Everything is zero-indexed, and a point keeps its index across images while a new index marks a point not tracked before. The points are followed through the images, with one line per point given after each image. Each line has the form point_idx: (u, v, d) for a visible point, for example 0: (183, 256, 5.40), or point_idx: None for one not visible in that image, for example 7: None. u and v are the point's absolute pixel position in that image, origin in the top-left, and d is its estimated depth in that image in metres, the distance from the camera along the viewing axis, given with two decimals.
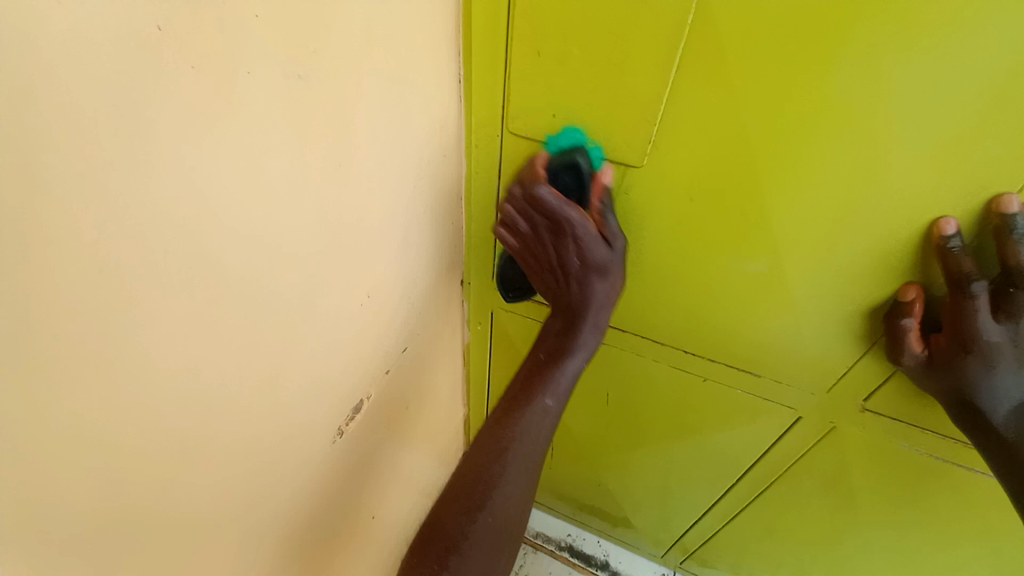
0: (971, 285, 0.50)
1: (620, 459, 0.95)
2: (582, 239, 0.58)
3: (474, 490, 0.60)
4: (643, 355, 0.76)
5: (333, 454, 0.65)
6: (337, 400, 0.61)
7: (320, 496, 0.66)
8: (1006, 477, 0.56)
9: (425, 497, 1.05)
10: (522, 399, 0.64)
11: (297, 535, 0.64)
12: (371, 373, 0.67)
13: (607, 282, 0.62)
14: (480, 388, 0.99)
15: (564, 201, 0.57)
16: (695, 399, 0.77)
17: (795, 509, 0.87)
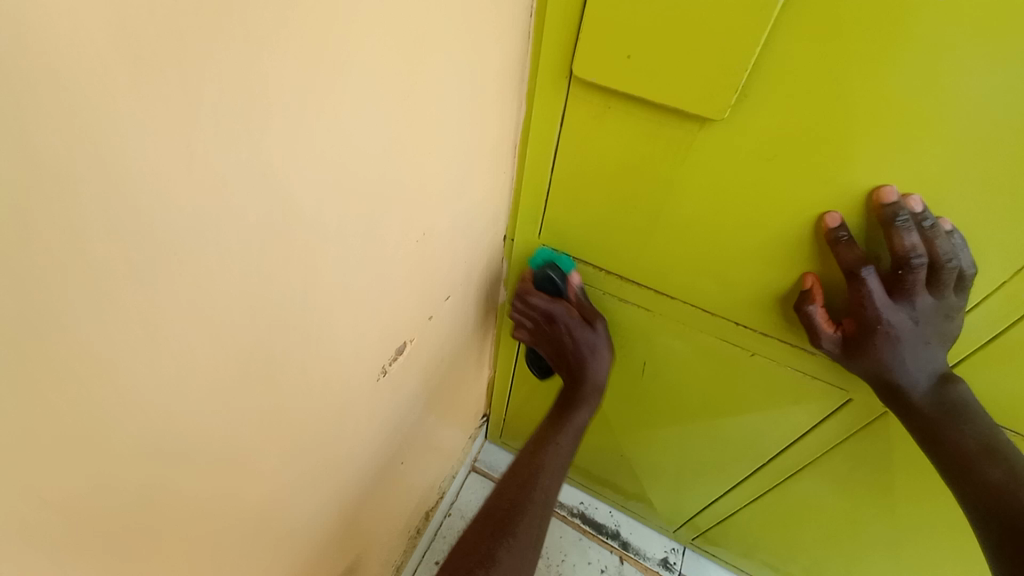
0: (864, 269, 0.52)
1: (647, 431, 0.94)
2: (570, 327, 0.76)
3: (524, 475, 0.73)
4: (688, 327, 0.72)
5: (369, 400, 0.64)
6: (379, 341, 0.60)
7: (352, 441, 0.65)
8: (932, 451, 0.57)
9: (446, 452, 1.06)
10: (540, 444, 0.77)
11: (329, 477, 0.64)
12: (411, 321, 0.65)
13: (598, 356, 0.77)
14: (509, 349, 0.98)
15: (551, 299, 0.76)
16: (739, 376, 0.75)
17: (826, 499, 0.84)
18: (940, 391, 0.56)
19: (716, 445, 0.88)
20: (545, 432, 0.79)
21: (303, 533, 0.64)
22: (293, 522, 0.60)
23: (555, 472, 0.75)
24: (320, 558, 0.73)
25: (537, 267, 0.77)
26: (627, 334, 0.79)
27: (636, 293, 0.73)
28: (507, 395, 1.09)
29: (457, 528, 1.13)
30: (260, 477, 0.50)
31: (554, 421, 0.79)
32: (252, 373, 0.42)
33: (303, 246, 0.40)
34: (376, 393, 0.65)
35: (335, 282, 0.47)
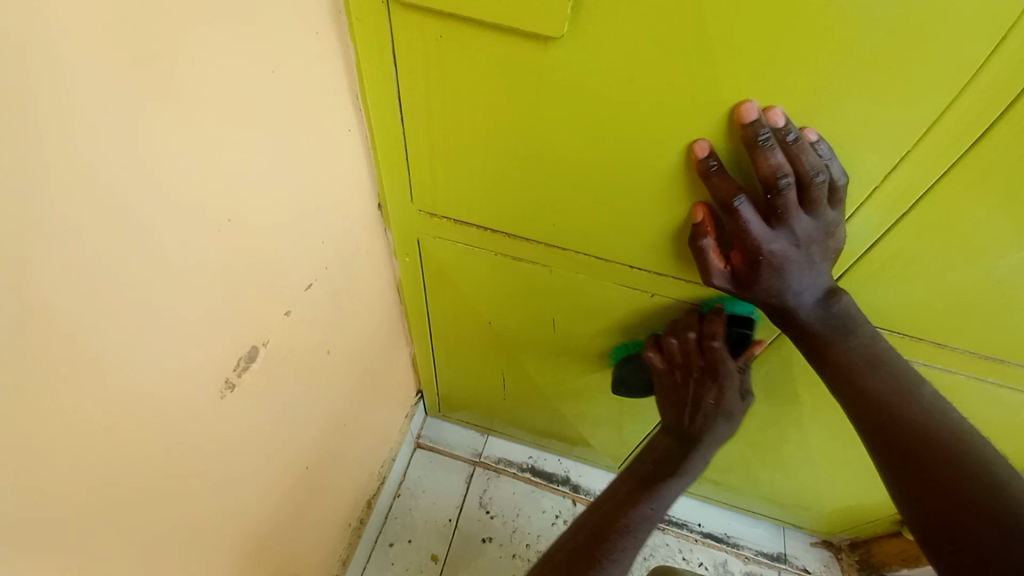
0: (735, 199, 0.48)
1: (574, 383, 0.93)
2: (725, 385, 0.67)
3: (614, 522, 0.67)
4: (585, 277, 0.69)
5: (253, 418, 0.56)
6: (238, 354, 0.50)
7: (246, 466, 0.57)
8: (822, 369, 0.57)
9: (379, 437, 1.01)
10: (630, 507, 0.68)
11: (226, 510, 0.57)
12: (281, 323, 0.56)
13: (729, 425, 0.69)
14: (421, 326, 0.92)
15: (728, 352, 0.66)
16: (645, 320, 0.73)
17: (746, 418, 0.87)
18: (826, 308, 0.55)
19: None
20: (644, 477, 0.71)
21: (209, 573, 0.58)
22: (189, 567, 0.53)
23: (650, 516, 0.68)
24: None
25: (733, 313, 0.66)
26: (528, 292, 0.74)
27: (526, 249, 0.67)
28: (433, 369, 1.05)
29: (407, 507, 1.11)
30: (113, 541, 0.42)
31: (642, 483, 0.70)
32: (35, 434, 0.33)
33: (41, 263, 0.31)
34: (263, 410, 0.57)
35: (138, 304, 0.38)
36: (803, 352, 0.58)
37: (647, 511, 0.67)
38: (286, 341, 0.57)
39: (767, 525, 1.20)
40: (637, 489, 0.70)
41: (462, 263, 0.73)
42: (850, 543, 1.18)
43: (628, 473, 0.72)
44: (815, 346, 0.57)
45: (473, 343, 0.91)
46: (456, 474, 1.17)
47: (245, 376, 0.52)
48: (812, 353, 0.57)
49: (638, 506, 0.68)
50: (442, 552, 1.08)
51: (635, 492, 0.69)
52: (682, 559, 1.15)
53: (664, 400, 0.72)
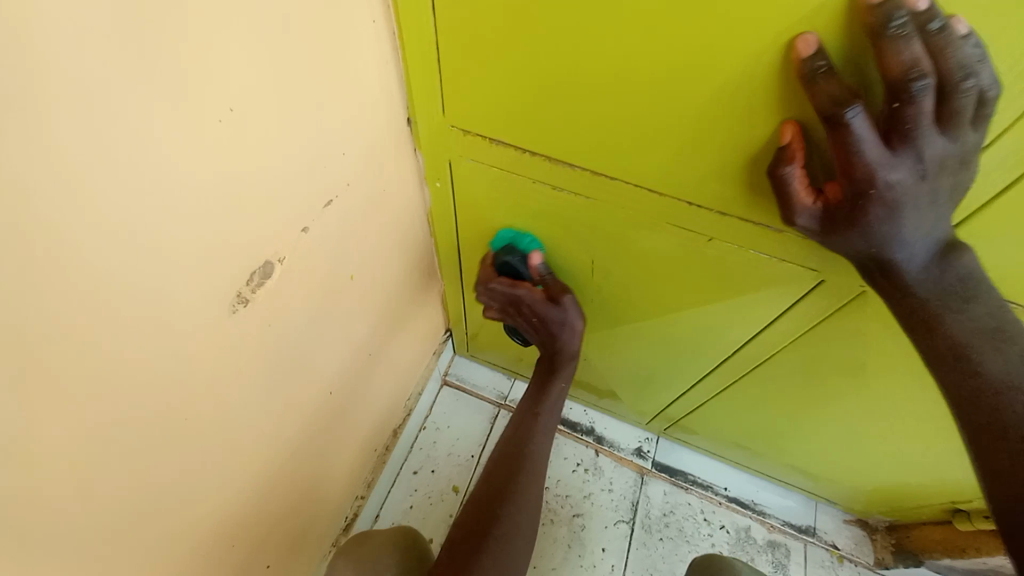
0: (847, 109, 0.38)
1: (609, 331, 0.88)
2: (535, 304, 0.76)
3: (518, 438, 0.84)
4: (631, 212, 0.60)
5: (269, 335, 0.55)
6: (256, 267, 0.49)
7: (263, 380, 0.57)
8: (921, 336, 0.47)
9: (405, 371, 1.02)
10: (527, 425, 0.85)
11: (244, 420, 0.57)
12: (300, 238, 0.53)
13: (569, 324, 0.77)
14: (451, 262, 0.88)
15: (513, 283, 0.76)
16: (697, 267, 0.64)
17: (793, 385, 0.80)
18: (943, 263, 0.45)
19: (679, 340, 0.81)
20: (534, 394, 0.88)
21: (232, 479, 0.59)
22: (210, 471, 0.55)
23: (544, 420, 0.85)
24: (269, 496, 0.70)
25: (497, 247, 0.76)
26: (568, 229, 0.67)
27: (568, 176, 0.59)
28: (462, 308, 1.02)
29: (431, 440, 1.13)
30: (127, 437, 0.42)
31: (532, 398, 0.88)
32: (30, 323, 0.32)
33: (22, 137, 0.27)
34: (281, 327, 0.56)
35: (135, 196, 0.35)
36: (900, 316, 0.48)
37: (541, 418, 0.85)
38: (305, 258, 0.55)
39: (796, 497, 1.14)
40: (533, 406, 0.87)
41: (496, 190, 0.67)
42: (886, 524, 1.11)
43: (527, 396, 0.89)
44: (919, 309, 0.47)
45: (505, 282, 0.86)
46: (480, 414, 1.18)
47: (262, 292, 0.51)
48: (913, 317, 0.47)
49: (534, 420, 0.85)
50: (463, 485, 1.10)
51: (529, 409, 0.87)
52: (703, 519, 1.13)
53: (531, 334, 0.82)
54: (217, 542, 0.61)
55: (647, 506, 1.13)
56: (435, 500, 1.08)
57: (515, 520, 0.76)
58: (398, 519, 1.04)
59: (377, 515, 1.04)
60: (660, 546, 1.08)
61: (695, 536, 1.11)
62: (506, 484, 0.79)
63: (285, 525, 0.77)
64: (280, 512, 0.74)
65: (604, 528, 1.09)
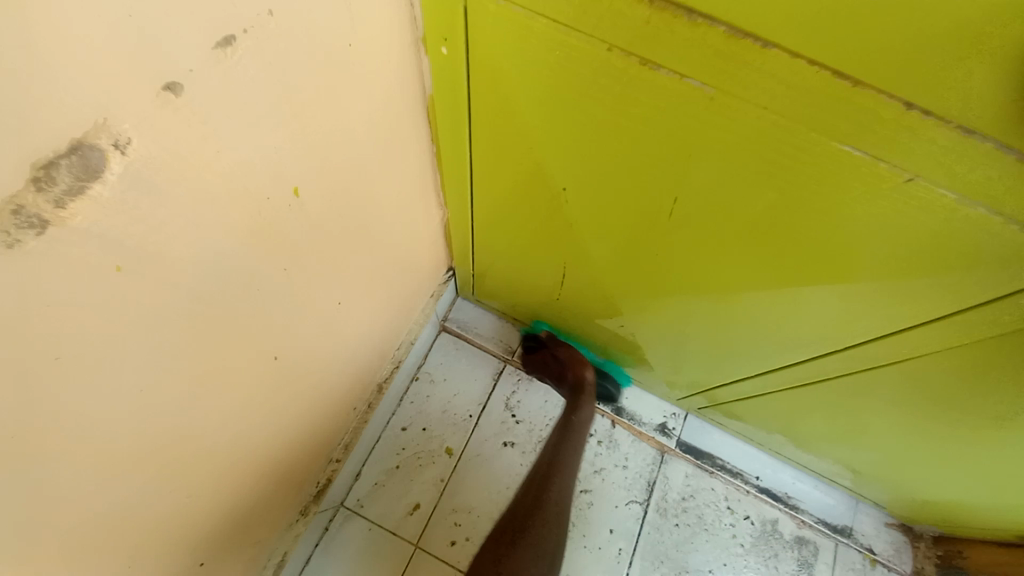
0: None
1: (665, 295, 0.67)
2: (549, 350, 0.95)
3: (550, 472, 0.82)
4: (773, 116, 0.36)
5: (145, 281, 0.33)
6: (48, 156, 0.24)
7: (145, 348, 0.36)
8: None
9: (396, 315, 0.83)
10: (556, 462, 0.84)
11: (125, 407, 0.37)
12: (153, 105, 0.28)
13: (585, 369, 0.91)
14: (459, 176, 0.66)
15: (530, 343, 0.98)
16: (851, 224, 0.41)
17: (900, 388, 0.61)
18: None
19: (763, 318, 0.60)
20: (565, 428, 0.88)
21: (113, 481, 0.41)
22: (70, 475, 0.36)
23: (573, 459, 0.85)
24: (203, 475, 0.53)
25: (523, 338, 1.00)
26: (646, 145, 0.44)
27: (675, 38, 0.35)
28: (470, 243, 0.82)
29: (424, 394, 0.97)
30: None
31: (562, 429, 0.88)
32: None
33: None
34: (165, 268, 0.34)
35: None
36: None
37: (570, 453, 0.85)
38: (187, 149, 0.31)
39: (836, 494, 1.00)
40: (563, 440, 0.87)
41: (541, 61, 0.42)
42: (935, 534, 0.98)
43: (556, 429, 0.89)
44: None
45: (533, 216, 0.65)
46: (482, 368, 1.00)
47: (77, 211, 0.26)
48: None
49: (564, 458, 0.84)
50: (458, 447, 0.95)
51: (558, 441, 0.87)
52: (725, 508, 0.99)
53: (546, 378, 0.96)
54: (108, 552, 0.45)
55: (665, 488, 0.99)
56: (424, 461, 0.93)
57: (536, 558, 0.73)
58: (380, 480, 0.91)
59: (357, 474, 0.90)
60: (675, 532, 0.96)
61: (715, 525, 0.98)
62: (534, 523, 0.76)
63: (225, 507, 0.61)
64: (217, 495, 0.58)
65: (613, 508, 0.96)
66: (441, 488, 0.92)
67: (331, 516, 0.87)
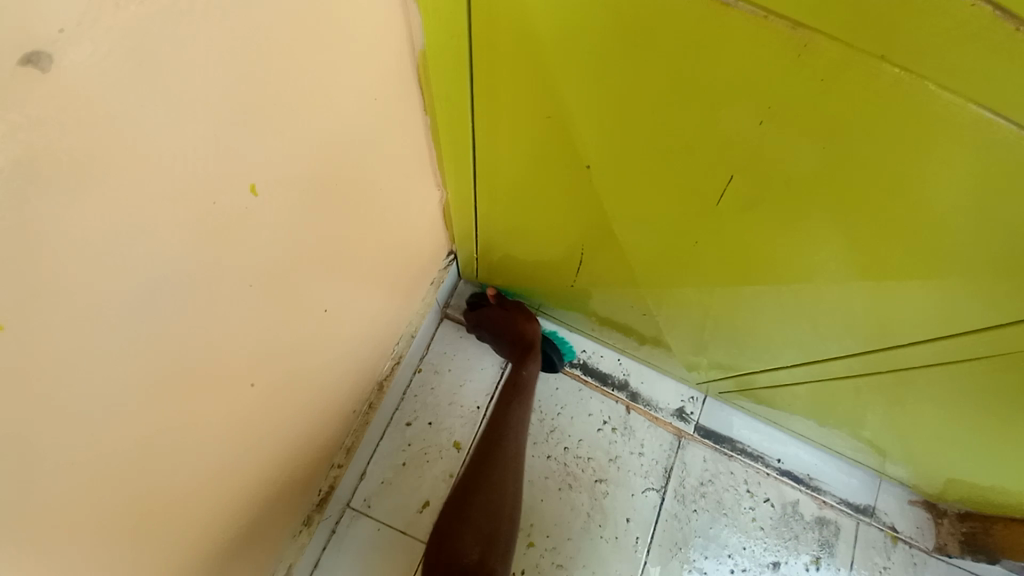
0: None
1: (697, 286, 0.61)
2: (501, 303, 0.90)
3: (496, 440, 0.84)
4: (891, 68, 0.30)
5: (55, 311, 0.27)
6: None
7: (79, 384, 0.31)
8: None
9: (394, 308, 0.76)
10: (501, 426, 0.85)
11: (68, 451, 0.33)
12: (10, 85, 0.20)
13: (529, 322, 0.88)
14: (461, 150, 0.58)
15: (478, 297, 0.91)
16: (942, 207, 0.37)
17: (952, 378, 0.56)
18: None
19: (809, 309, 0.55)
20: (509, 394, 0.87)
21: (75, 532, 0.36)
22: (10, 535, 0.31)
23: (519, 425, 0.86)
24: (181, 508, 0.48)
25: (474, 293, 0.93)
26: (705, 108, 0.38)
27: None
28: (473, 225, 0.74)
29: (429, 385, 0.92)
30: None
31: (508, 395, 0.87)
32: None
33: None
34: (78, 292, 0.28)
35: None
36: None
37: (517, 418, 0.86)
38: (80, 143, 0.24)
39: (860, 474, 0.97)
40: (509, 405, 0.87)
41: (591, 3, 0.34)
42: (959, 510, 0.93)
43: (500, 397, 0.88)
44: None
45: (552, 194, 0.57)
46: (490, 356, 0.95)
47: None
48: None
49: (515, 427, 0.85)
50: (467, 441, 0.90)
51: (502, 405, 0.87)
52: (745, 491, 0.96)
53: (498, 335, 0.90)
54: None
55: (682, 473, 0.95)
56: (432, 457, 0.89)
57: (489, 542, 0.78)
58: (387, 478, 0.87)
59: (363, 473, 0.86)
60: (694, 518, 0.94)
61: (735, 509, 0.95)
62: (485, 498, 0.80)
63: (220, 530, 0.57)
64: (208, 521, 0.54)
65: (630, 496, 0.93)
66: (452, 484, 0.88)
67: (338, 518, 0.84)
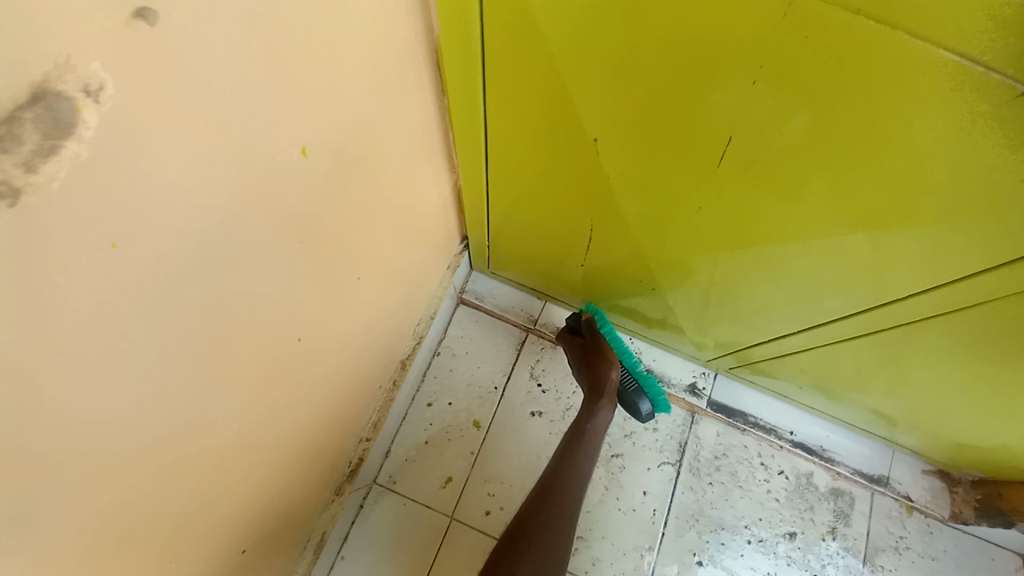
0: None
1: (702, 254, 0.63)
2: (592, 337, 0.89)
3: (558, 476, 0.77)
4: (869, 23, 0.33)
5: (165, 260, 0.31)
6: (8, 110, 0.20)
7: (164, 343, 0.34)
8: None
9: (412, 291, 0.79)
10: (563, 469, 0.79)
11: (159, 403, 0.36)
12: (129, 45, 0.23)
13: (611, 363, 0.85)
14: (469, 135, 0.61)
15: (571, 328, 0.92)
16: (931, 154, 0.39)
17: (949, 336, 0.58)
18: None
19: (810, 272, 0.58)
20: (578, 435, 0.82)
21: (160, 480, 0.40)
22: (113, 474, 0.35)
23: (581, 470, 0.78)
24: (232, 470, 0.51)
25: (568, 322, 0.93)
26: (706, 74, 0.41)
27: None
28: (483, 210, 0.76)
29: (447, 368, 0.95)
30: None
31: (576, 434, 0.82)
32: None
33: None
34: (185, 251, 0.32)
35: None
36: None
37: (581, 461, 0.79)
38: (173, 108, 0.27)
39: (872, 443, 0.98)
40: (575, 446, 0.81)
41: None
42: (973, 478, 0.93)
43: (567, 439, 0.83)
44: None
45: (558, 172, 0.60)
46: (505, 339, 0.98)
47: (53, 174, 0.23)
48: None
49: (578, 469, 0.79)
50: (486, 420, 0.93)
51: (570, 445, 0.81)
52: (759, 464, 0.98)
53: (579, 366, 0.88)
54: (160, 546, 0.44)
55: (696, 447, 0.98)
56: (453, 436, 0.92)
57: None
58: (410, 456, 0.90)
59: (387, 451, 0.90)
60: (709, 491, 0.96)
61: (749, 481, 0.97)
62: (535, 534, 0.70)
63: (262, 498, 0.61)
64: (256, 483, 0.57)
65: (645, 470, 0.96)
66: (473, 460, 0.91)
67: (365, 494, 0.87)
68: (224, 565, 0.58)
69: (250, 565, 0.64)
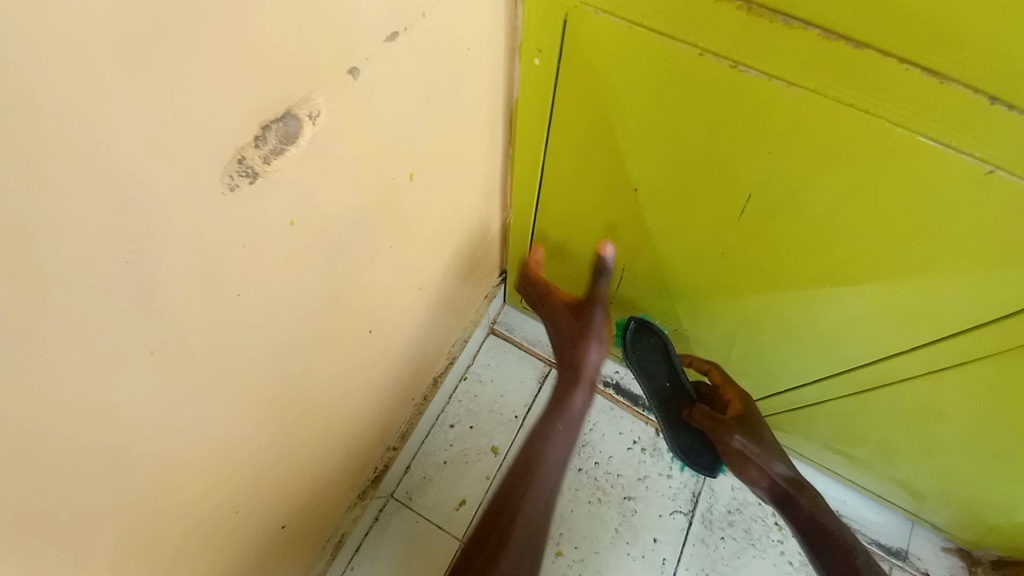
0: None
1: (723, 300, 0.70)
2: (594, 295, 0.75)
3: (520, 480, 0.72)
4: (858, 111, 0.42)
5: (297, 242, 0.41)
6: (267, 121, 0.33)
7: (280, 309, 0.43)
8: None
9: (454, 313, 0.87)
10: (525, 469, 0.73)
11: (265, 356, 0.45)
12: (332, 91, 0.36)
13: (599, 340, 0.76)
14: (528, 180, 0.71)
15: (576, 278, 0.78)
16: (923, 218, 0.47)
17: (958, 391, 0.62)
18: None
19: (823, 320, 0.63)
20: (547, 431, 0.76)
21: (247, 429, 0.48)
22: (218, 411, 0.43)
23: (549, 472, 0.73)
24: (290, 444, 0.58)
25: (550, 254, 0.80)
26: (732, 143, 0.50)
27: (774, 41, 0.41)
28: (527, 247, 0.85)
29: (472, 393, 1.00)
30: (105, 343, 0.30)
31: (545, 431, 0.76)
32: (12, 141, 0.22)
33: None
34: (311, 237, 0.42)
35: None
36: None
37: (547, 461, 0.74)
38: (336, 133, 0.38)
39: (890, 515, 0.97)
40: (541, 444, 0.75)
41: (649, 64, 0.47)
42: (993, 558, 0.91)
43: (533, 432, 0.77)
44: None
45: (601, 216, 0.68)
46: (529, 370, 1.03)
47: (276, 166, 0.35)
48: None
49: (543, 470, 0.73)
50: (504, 446, 0.96)
51: (537, 443, 0.75)
52: (773, 524, 0.97)
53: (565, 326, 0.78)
54: (227, 495, 0.51)
55: (710, 500, 0.98)
56: (471, 459, 0.95)
57: None
58: (429, 474, 0.93)
59: (408, 467, 0.93)
60: (722, 546, 0.95)
61: (762, 540, 0.96)
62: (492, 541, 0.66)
63: (304, 482, 0.66)
64: (303, 465, 0.63)
65: (657, 517, 0.96)
66: (489, 487, 0.93)
67: (382, 506, 0.90)
68: (263, 537, 0.63)
69: (277, 551, 0.68)
